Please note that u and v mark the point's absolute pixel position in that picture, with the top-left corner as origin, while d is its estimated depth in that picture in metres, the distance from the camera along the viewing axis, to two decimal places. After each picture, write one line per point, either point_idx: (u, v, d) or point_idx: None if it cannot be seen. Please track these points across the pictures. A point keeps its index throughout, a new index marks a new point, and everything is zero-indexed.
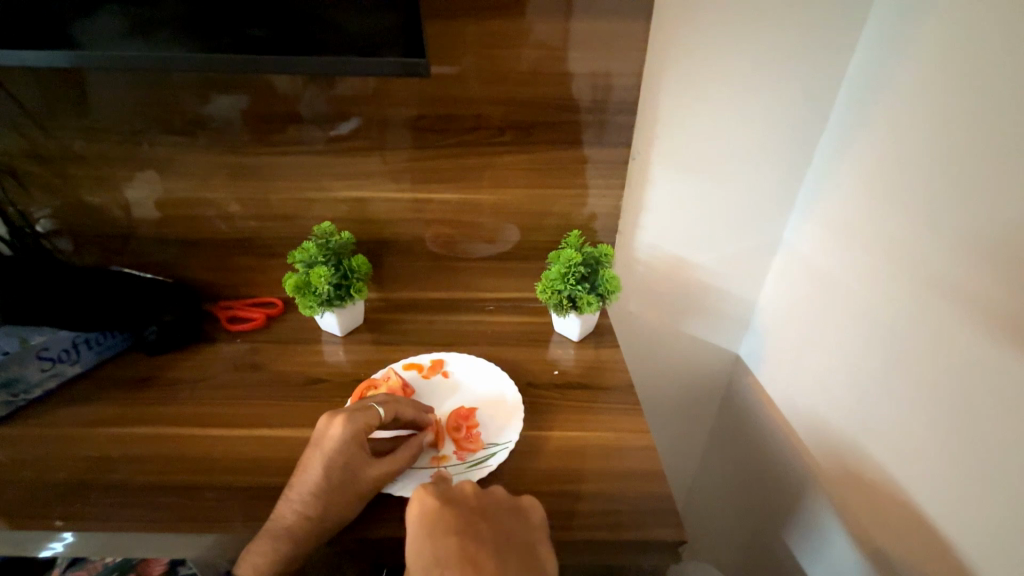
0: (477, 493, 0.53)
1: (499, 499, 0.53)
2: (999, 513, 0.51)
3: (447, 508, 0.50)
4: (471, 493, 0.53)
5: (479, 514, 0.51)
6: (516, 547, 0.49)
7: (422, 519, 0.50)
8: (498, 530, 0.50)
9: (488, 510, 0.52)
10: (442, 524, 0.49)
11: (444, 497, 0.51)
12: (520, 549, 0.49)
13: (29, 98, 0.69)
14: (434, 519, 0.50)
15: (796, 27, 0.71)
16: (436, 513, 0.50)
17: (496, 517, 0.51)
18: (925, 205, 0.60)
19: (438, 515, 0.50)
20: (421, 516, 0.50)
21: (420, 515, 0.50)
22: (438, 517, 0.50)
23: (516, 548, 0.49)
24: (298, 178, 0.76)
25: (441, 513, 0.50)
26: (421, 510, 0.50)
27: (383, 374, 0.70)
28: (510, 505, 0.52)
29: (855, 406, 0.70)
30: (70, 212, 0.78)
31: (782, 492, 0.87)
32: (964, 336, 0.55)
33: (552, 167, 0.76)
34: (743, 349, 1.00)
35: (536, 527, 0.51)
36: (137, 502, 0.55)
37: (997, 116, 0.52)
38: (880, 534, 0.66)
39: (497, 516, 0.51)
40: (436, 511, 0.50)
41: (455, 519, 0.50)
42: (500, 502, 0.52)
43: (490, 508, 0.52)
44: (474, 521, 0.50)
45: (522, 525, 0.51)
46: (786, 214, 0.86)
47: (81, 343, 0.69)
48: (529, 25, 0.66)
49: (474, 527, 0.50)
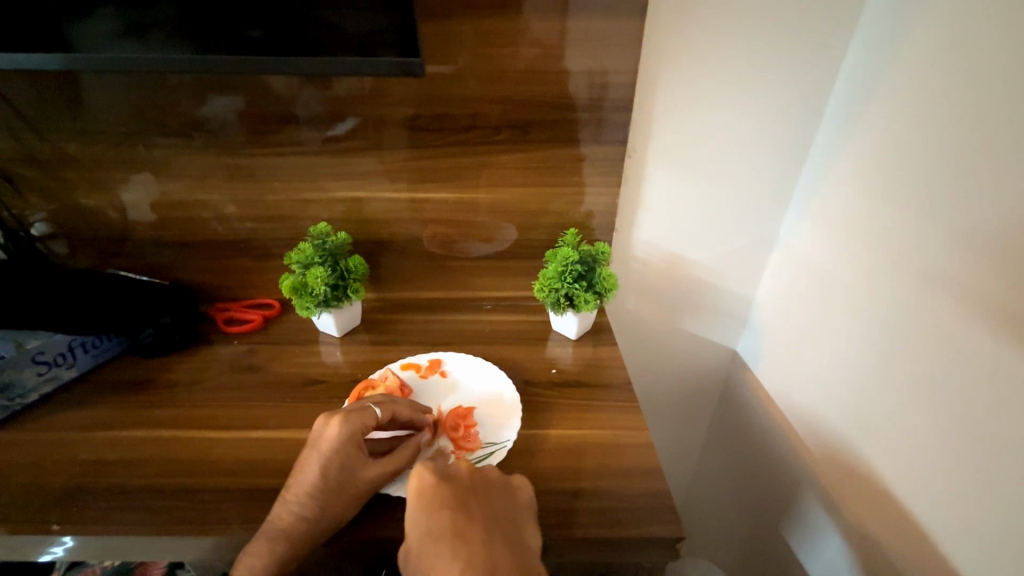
0: (471, 472, 0.54)
1: (491, 477, 0.53)
2: (997, 506, 0.51)
3: (441, 485, 0.51)
4: (465, 471, 0.53)
5: (471, 491, 0.52)
6: (506, 523, 0.50)
7: (418, 495, 0.50)
8: (489, 506, 0.51)
9: (480, 488, 0.52)
10: (437, 501, 0.50)
11: (440, 475, 0.52)
12: (509, 526, 0.50)
13: (23, 100, 0.68)
14: (429, 494, 0.50)
15: (793, 23, 0.71)
16: (432, 489, 0.51)
17: (487, 494, 0.52)
18: (922, 200, 0.60)
19: (433, 492, 0.50)
20: (417, 491, 0.51)
21: (417, 491, 0.51)
22: (433, 493, 0.50)
23: (505, 524, 0.50)
24: (295, 179, 0.76)
25: (435, 489, 0.51)
26: (418, 486, 0.51)
27: (381, 374, 0.70)
28: (501, 483, 0.53)
29: (853, 402, 0.70)
30: (65, 214, 0.78)
31: (780, 488, 0.87)
32: (960, 330, 0.55)
33: (549, 165, 0.76)
34: (740, 346, 1.00)
35: (526, 506, 0.51)
36: (135, 505, 0.55)
37: (993, 110, 0.52)
38: (877, 529, 0.66)
39: (488, 494, 0.52)
40: (431, 488, 0.51)
41: (449, 496, 0.50)
42: (491, 480, 0.53)
43: (482, 486, 0.52)
44: (466, 498, 0.51)
45: (512, 503, 0.52)
46: (782, 211, 0.86)
47: (77, 347, 0.69)
48: (525, 23, 0.66)
49: (466, 503, 0.50)
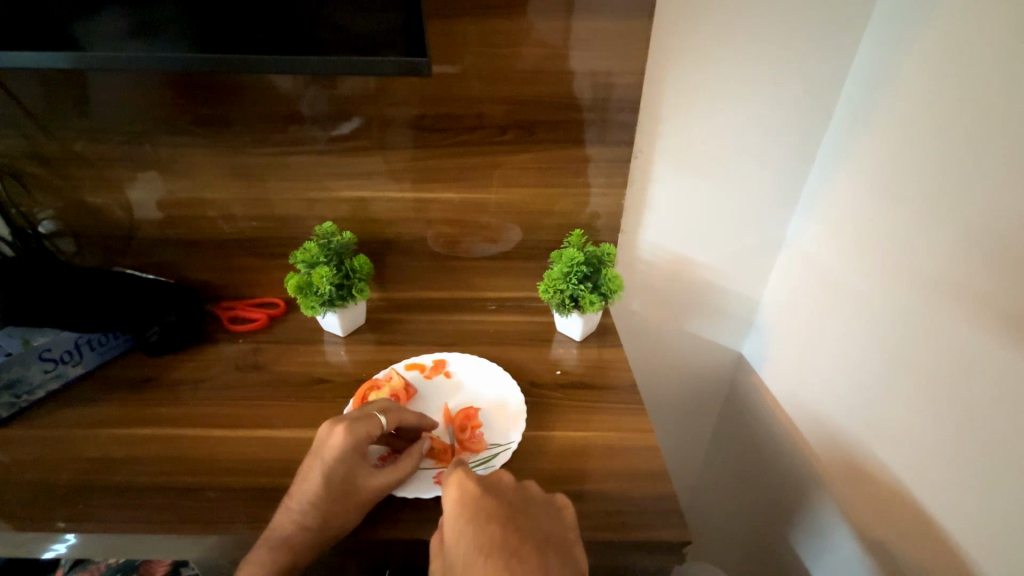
0: (514, 486, 0.52)
1: (534, 495, 0.52)
2: (1005, 513, 0.50)
3: (488, 498, 0.49)
4: (509, 485, 0.52)
5: (516, 507, 0.50)
6: (552, 542, 0.48)
7: (463, 504, 0.48)
8: (536, 525, 0.49)
9: (524, 504, 0.51)
10: (484, 513, 0.48)
11: (484, 485, 0.50)
12: (557, 547, 0.48)
13: (30, 99, 0.69)
14: (475, 506, 0.48)
15: (799, 25, 0.70)
16: (478, 500, 0.49)
17: (533, 512, 0.50)
18: (930, 204, 0.59)
19: (480, 504, 0.48)
20: (461, 501, 0.49)
21: (461, 499, 0.49)
22: (479, 506, 0.48)
23: (554, 545, 0.48)
24: (299, 179, 0.76)
25: (481, 501, 0.49)
26: (461, 496, 0.49)
27: (386, 374, 0.69)
28: (545, 502, 0.52)
29: (861, 403, 0.69)
30: (72, 213, 0.78)
31: (786, 491, 0.86)
32: (971, 336, 0.54)
33: (554, 166, 0.76)
34: (745, 348, 0.99)
35: (571, 527, 0.50)
36: (139, 503, 0.55)
37: (1001, 112, 0.51)
38: (885, 533, 0.65)
39: (534, 513, 0.50)
40: (479, 499, 0.49)
41: (497, 510, 0.49)
42: (535, 497, 0.52)
43: (527, 502, 0.51)
44: (513, 514, 0.49)
45: (558, 524, 0.50)
46: (789, 213, 0.85)
47: (83, 345, 0.70)
48: (530, 24, 0.66)
49: (513, 518, 0.48)
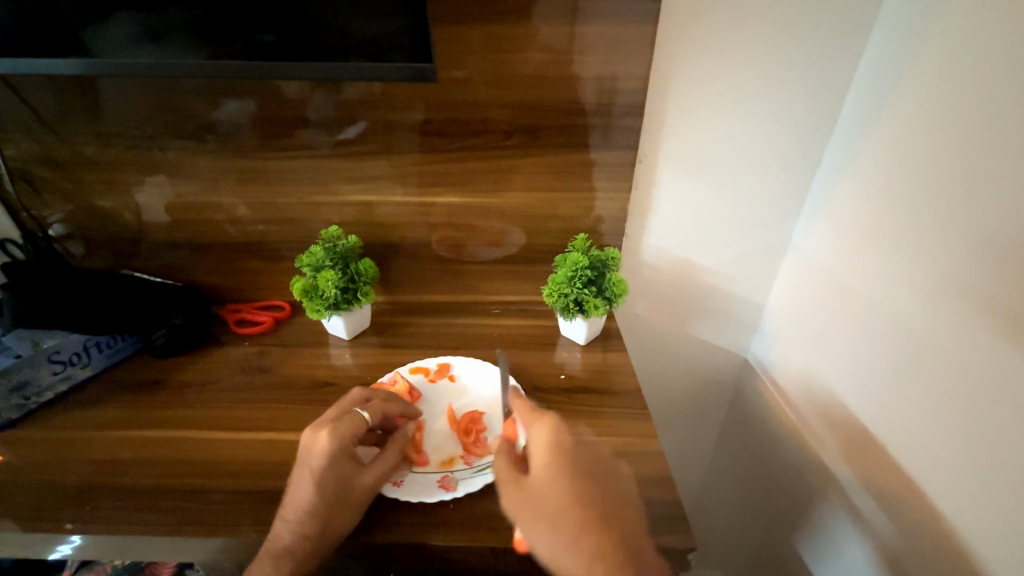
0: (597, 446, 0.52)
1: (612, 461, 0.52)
2: (1012, 520, 0.49)
3: (578, 451, 0.50)
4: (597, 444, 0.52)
5: (599, 465, 0.50)
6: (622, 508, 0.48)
7: (554, 449, 0.50)
8: (614, 487, 0.49)
9: (604, 464, 0.51)
10: (573, 465, 0.49)
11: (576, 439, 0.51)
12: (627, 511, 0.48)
13: (41, 103, 0.70)
14: (568, 455, 0.49)
15: (805, 29, 0.70)
16: (569, 450, 0.50)
17: (609, 471, 0.50)
18: (936, 207, 0.59)
19: (572, 455, 0.49)
20: (553, 446, 0.50)
21: (555, 446, 0.50)
22: (570, 457, 0.49)
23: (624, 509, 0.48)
24: (305, 183, 0.77)
25: (573, 453, 0.50)
26: (555, 441, 0.50)
27: (390, 378, 0.70)
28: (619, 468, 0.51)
29: (865, 408, 0.69)
30: (82, 216, 0.79)
31: (792, 498, 0.85)
32: (980, 342, 0.53)
33: (558, 169, 0.76)
34: (750, 352, 0.99)
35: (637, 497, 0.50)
36: (145, 505, 0.56)
37: (1006, 115, 0.51)
38: (892, 541, 0.64)
39: (613, 475, 0.50)
40: (571, 450, 0.50)
41: (584, 465, 0.49)
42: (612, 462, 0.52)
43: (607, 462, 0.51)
44: (596, 471, 0.49)
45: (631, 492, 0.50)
46: (795, 216, 0.85)
47: (91, 347, 0.70)
48: (536, 29, 0.66)
49: (590, 471, 0.49)
